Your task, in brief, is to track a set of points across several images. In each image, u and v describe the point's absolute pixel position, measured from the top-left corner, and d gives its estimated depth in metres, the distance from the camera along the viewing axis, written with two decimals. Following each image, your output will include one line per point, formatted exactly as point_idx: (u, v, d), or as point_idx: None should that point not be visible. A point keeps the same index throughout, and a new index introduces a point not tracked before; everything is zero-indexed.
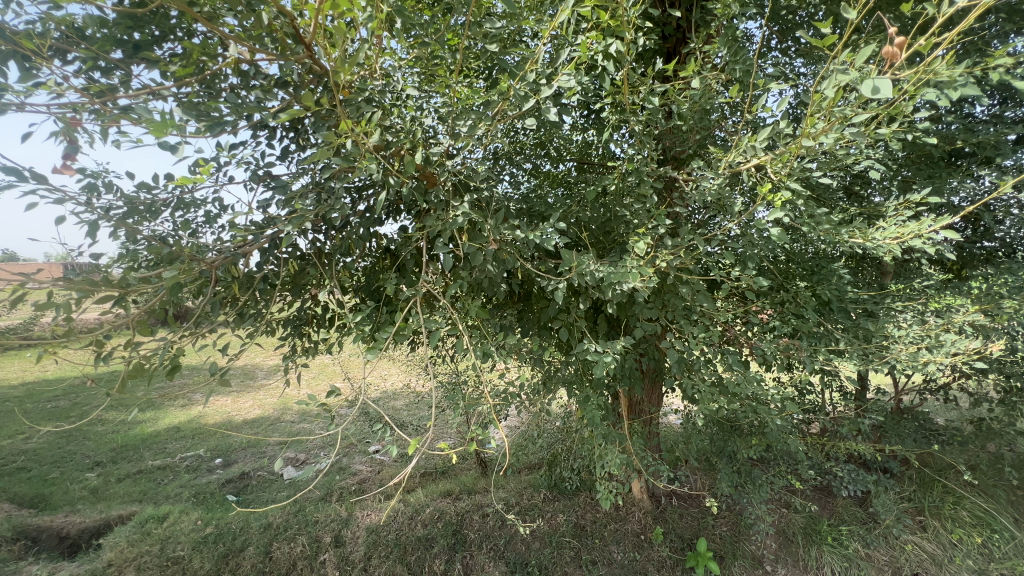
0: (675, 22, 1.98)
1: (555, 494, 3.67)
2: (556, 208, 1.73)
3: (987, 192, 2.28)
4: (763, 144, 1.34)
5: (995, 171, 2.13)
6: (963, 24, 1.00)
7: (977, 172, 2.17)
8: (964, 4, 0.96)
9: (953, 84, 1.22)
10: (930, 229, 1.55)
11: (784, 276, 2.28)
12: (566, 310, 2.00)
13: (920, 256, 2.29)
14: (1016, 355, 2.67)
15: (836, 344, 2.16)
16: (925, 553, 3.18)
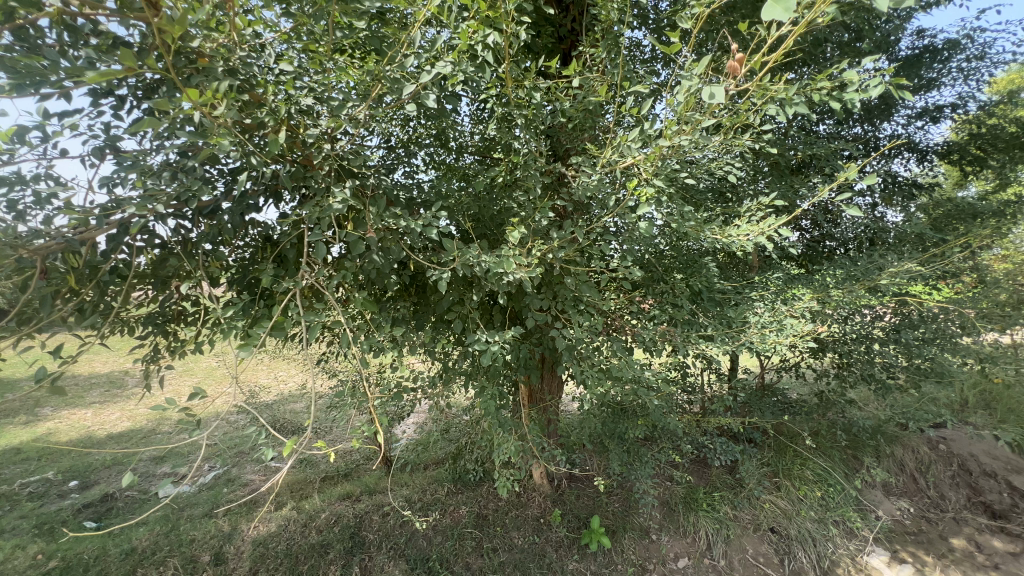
0: (568, 24, 2.12)
1: (459, 486, 3.69)
2: (446, 199, 1.72)
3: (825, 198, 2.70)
4: (632, 143, 1.44)
5: (828, 180, 2.52)
6: (785, 44, 1.12)
7: (816, 181, 2.55)
8: (787, 26, 1.09)
9: (789, 102, 1.39)
10: (771, 227, 1.79)
11: (663, 269, 2.52)
12: (460, 301, 2.01)
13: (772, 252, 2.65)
14: (844, 335, 3.20)
15: (705, 329, 2.42)
16: (778, 509, 3.69)
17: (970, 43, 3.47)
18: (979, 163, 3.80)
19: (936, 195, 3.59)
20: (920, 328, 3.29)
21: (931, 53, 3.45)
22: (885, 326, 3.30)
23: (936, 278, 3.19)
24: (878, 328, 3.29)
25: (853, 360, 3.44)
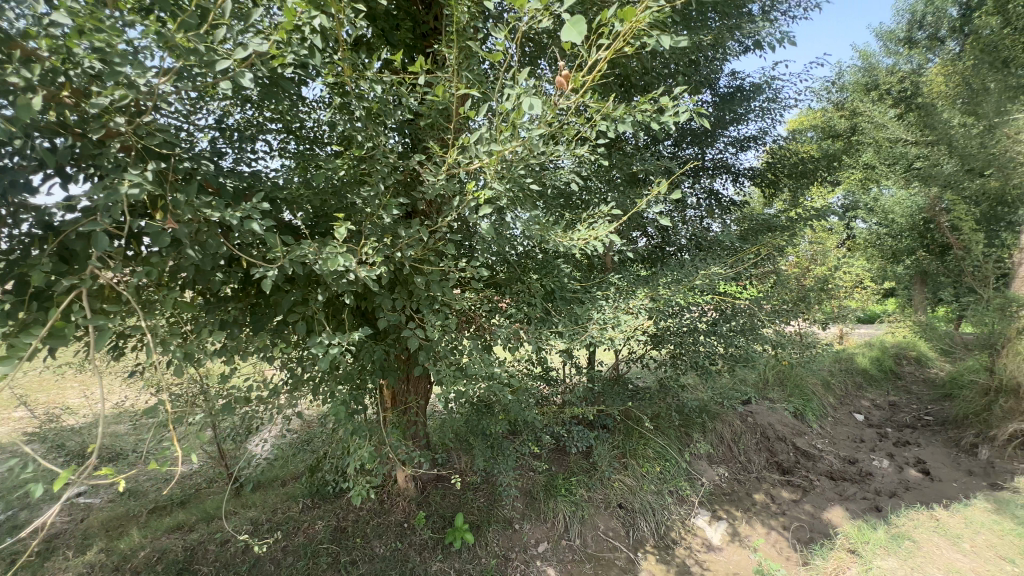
0: (431, 22, 2.19)
1: (317, 500, 3.44)
2: (281, 191, 1.59)
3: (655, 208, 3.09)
4: (470, 145, 1.47)
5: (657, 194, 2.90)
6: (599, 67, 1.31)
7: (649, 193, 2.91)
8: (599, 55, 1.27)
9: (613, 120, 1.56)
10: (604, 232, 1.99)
11: (520, 269, 2.65)
12: (303, 302, 1.87)
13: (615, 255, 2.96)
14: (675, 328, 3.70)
15: (556, 326, 2.59)
16: (625, 485, 4.12)
17: (768, 88, 4.25)
18: (773, 186, 4.67)
19: (743, 211, 4.35)
20: (730, 322, 3.97)
21: (740, 92, 4.15)
22: (709, 321, 3.89)
23: (742, 280, 3.85)
24: (703, 323, 3.87)
25: (684, 350, 4.00)
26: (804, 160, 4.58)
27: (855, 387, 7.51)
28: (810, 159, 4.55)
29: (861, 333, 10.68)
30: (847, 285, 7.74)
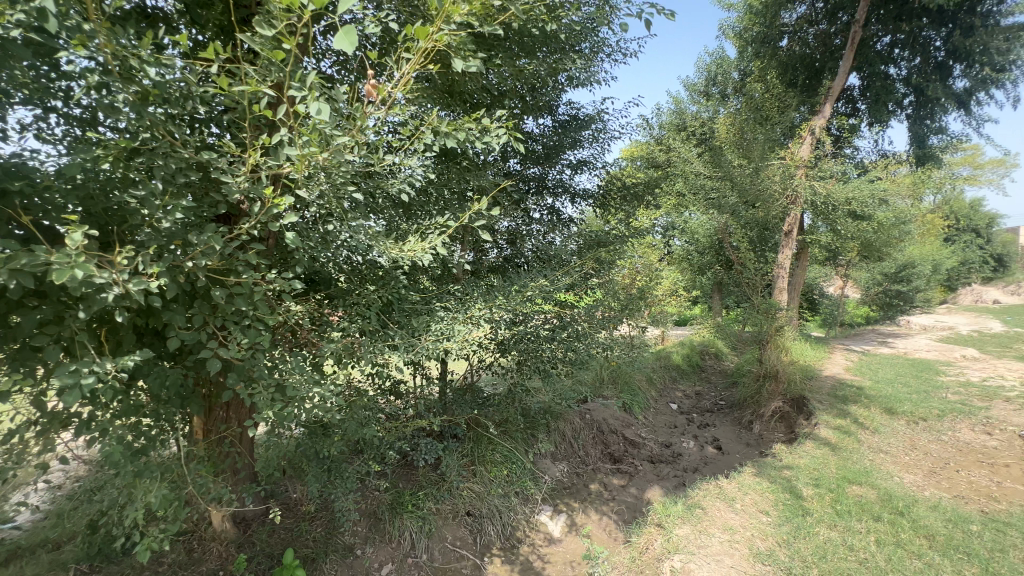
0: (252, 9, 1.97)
1: (101, 563, 2.83)
2: (16, 186, 1.28)
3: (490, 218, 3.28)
4: (273, 147, 1.35)
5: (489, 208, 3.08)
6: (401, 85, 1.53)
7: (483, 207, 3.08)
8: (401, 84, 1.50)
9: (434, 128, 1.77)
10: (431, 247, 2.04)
11: (356, 281, 2.55)
12: (55, 322, 1.51)
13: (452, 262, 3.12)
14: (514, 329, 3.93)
15: (392, 339, 2.54)
16: (473, 492, 4.19)
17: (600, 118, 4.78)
18: (608, 206, 5.26)
19: (584, 227, 4.81)
20: (572, 327, 4.36)
21: (576, 120, 4.60)
22: (550, 327, 4.22)
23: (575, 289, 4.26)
24: (545, 329, 4.19)
25: (527, 356, 4.26)
26: (629, 185, 5.24)
27: (671, 380, 8.84)
28: (635, 183, 5.23)
29: (677, 334, 12.63)
30: (664, 293, 9.09)
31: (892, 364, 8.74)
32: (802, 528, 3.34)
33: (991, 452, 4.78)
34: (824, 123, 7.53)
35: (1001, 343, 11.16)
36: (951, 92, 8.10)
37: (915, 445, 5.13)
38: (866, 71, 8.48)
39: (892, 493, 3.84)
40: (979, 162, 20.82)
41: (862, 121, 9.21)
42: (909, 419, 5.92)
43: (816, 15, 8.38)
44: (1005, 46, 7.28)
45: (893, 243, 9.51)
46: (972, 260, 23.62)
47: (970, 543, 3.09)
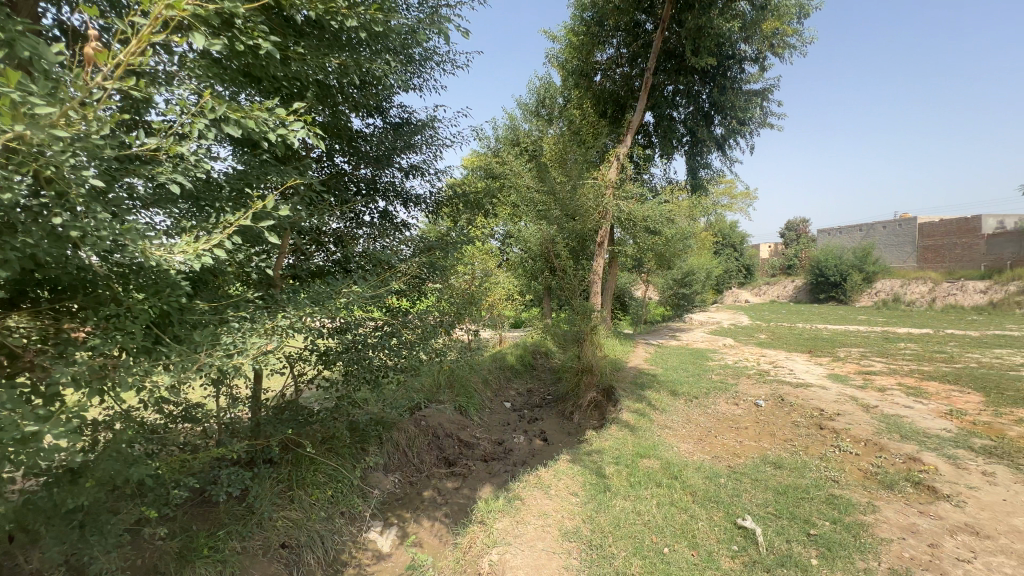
0: None
1: None
2: None
3: (297, 220, 3.03)
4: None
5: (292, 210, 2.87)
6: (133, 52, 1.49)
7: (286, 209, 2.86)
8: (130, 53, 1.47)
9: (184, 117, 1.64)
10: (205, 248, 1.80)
11: (119, 291, 2.09)
12: None
13: (247, 264, 2.82)
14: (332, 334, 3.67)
15: (167, 357, 2.16)
16: (289, 521, 3.79)
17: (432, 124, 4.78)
18: (442, 213, 5.30)
19: (420, 234, 4.74)
20: (404, 333, 4.28)
21: (406, 123, 4.53)
22: (379, 334, 4.07)
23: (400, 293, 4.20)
24: (373, 336, 4.02)
25: (354, 365, 4.02)
26: (465, 192, 5.34)
27: (505, 380, 9.33)
28: (469, 191, 5.37)
29: (513, 336, 13.40)
30: (499, 298, 9.56)
31: (678, 354, 10.62)
32: (603, 503, 3.82)
33: (737, 419, 6.14)
34: (627, 151, 8.81)
35: (748, 333, 14.45)
36: (713, 136, 10.25)
37: (690, 420, 6.30)
38: (657, 111, 10.21)
39: (670, 461, 4.65)
40: (735, 193, 26.74)
41: (655, 152, 11.05)
42: (687, 398, 7.26)
43: (620, 59, 9.79)
44: (745, 105, 9.50)
45: (678, 254, 11.60)
46: (732, 269, 30.20)
47: (719, 493, 3.90)
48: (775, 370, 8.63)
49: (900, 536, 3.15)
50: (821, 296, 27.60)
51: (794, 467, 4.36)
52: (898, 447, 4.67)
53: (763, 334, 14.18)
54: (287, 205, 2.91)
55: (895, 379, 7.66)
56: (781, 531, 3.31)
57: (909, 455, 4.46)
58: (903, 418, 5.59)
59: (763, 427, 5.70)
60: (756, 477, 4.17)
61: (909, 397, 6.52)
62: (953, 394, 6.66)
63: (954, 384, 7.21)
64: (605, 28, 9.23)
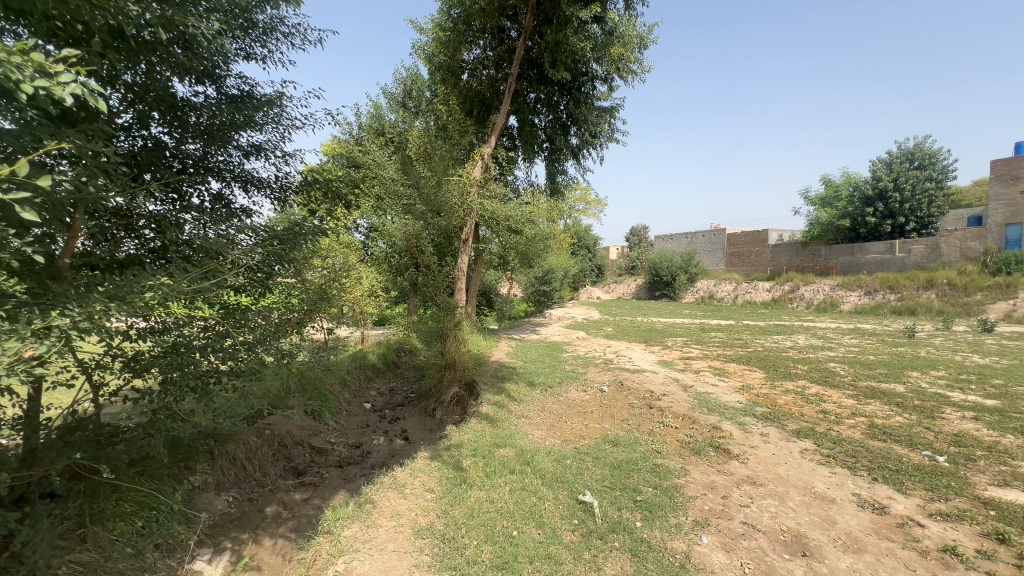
0: None
1: None
2: None
3: (88, 198, 2.48)
4: None
5: (76, 185, 2.34)
6: None
7: (68, 183, 2.32)
8: None
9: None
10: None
11: None
12: None
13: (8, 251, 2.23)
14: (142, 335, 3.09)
15: None
16: (81, 565, 3.04)
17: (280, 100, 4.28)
18: (293, 200, 4.82)
19: (266, 224, 4.25)
20: (243, 333, 3.81)
21: (246, 96, 4.00)
22: (209, 335, 3.54)
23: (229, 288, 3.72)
24: (202, 337, 3.49)
25: (174, 373, 3.38)
26: (320, 180, 4.91)
27: (366, 380, 8.91)
28: (326, 178, 4.97)
29: (376, 334, 12.85)
30: (359, 295, 9.07)
31: (537, 347, 11.28)
32: (459, 495, 3.90)
33: (584, 404, 6.76)
34: (491, 152, 9.05)
35: (597, 326, 16.02)
36: (569, 145, 11.08)
37: (544, 408, 6.75)
38: (520, 116, 10.69)
39: (524, 448, 4.92)
40: (589, 199, 29.31)
41: (518, 156, 11.57)
42: (542, 388, 7.76)
43: (487, 61, 10.10)
44: (596, 120, 10.45)
45: (539, 253, 12.31)
46: (586, 268, 33.08)
47: (564, 473, 4.25)
48: (617, 359, 9.70)
49: (703, 493, 3.78)
50: (657, 293, 31.81)
51: (627, 443, 4.95)
52: (705, 418, 5.61)
53: (610, 327, 15.83)
54: (70, 178, 2.36)
55: (706, 363, 9.18)
56: (614, 501, 3.73)
57: (712, 425, 5.38)
58: (710, 394, 6.73)
59: (605, 409, 6.37)
60: (596, 455, 4.63)
61: (715, 377, 7.88)
62: (745, 372, 8.23)
63: (746, 364, 8.91)
64: (471, 28, 9.41)
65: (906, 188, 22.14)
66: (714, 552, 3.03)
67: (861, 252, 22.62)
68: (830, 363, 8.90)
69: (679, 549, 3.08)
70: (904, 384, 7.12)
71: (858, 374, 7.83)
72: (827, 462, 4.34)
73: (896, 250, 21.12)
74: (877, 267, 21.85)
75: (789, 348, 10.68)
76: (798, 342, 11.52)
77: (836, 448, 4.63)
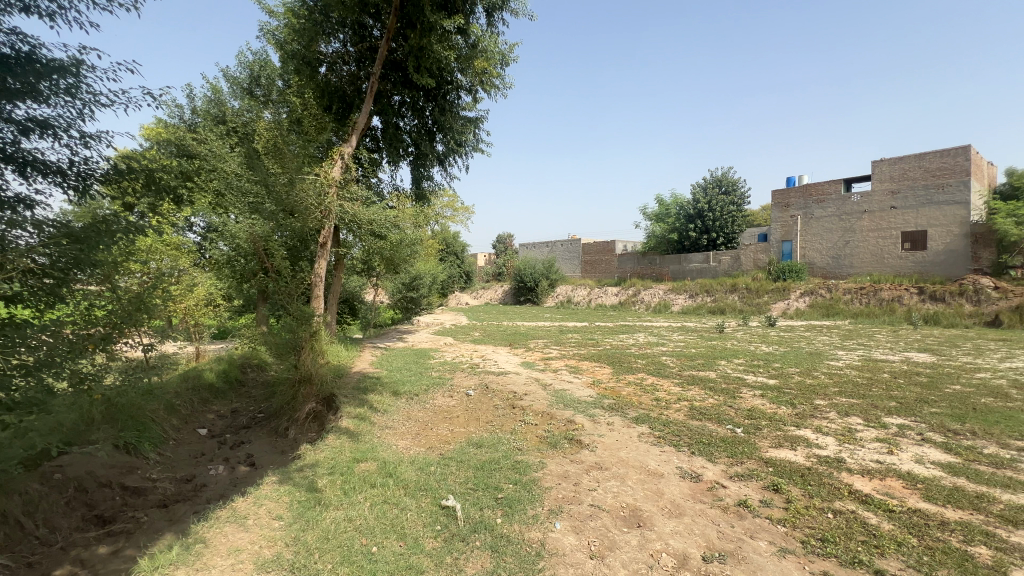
0: None
1: None
2: None
3: None
4: None
5: None
6: None
7: None
8: None
9: None
10: None
11: None
12: None
13: None
14: None
15: None
16: None
17: (76, 67, 3.51)
18: (97, 191, 3.98)
19: (55, 218, 3.45)
20: (16, 355, 3.01)
21: (23, 57, 3.19)
22: None
23: None
24: None
25: None
26: (136, 168, 4.13)
27: (200, 403, 7.72)
28: (145, 166, 4.21)
29: (214, 350, 11.21)
30: (192, 305, 7.82)
31: (403, 355, 10.99)
32: (312, 520, 3.63)
33: (450, 409, 6.79)
34: (352, 152, 8.61)
35: (465, 332, 16.20)
36: (435, 151, 11.08)
37: (409, 417, 6.62)
38: (383, 118, 10.33)
39: (386, 460, 4.76)
40: (456, 206, 29.60)
41: (382, 158, 11.20)
42: (408, 397, 7.59)
43: (347, 56, 9.62)
44: (461, 129, 10.63)
45: (405, 259, 12.01)
46: (455, 274, 33.25)
47: (428, 480, 4.22)
48: (484, 363, 9.94)
49: (557, 482, 4.08)
50: (521, 298, 33.34)
51: (490, 444, 5.11)
52: (561, 413, 6.07)
53: (477, 332, 16.14)
54: None
55: (564, 362, 9.92)
56: (476, 501, 3.81)
57: (567, 418, 5.84)
58: (566, 390, 7.30)
59: (470, 413, 6.49)
60: (460, 459, 4.70)
61: (571, 375, 8.57)
62: (596, 369, 9.10)
63: (597, 362, 9.86)
64: (330, 19, 8.92)
65: (717, 210, 27.00)
66: (566, 536, 3.29)
67: (685, 261, 26.72)
68: (663, 357, 10.31)
69: (535, 538, 3.27)
70: (715, 371, 8.59)
71: (682, 365, 9.22)
72: (658, 442, 5.02)
73: (711, 260, 25.40)
74: (697, 274, 26.01)
75: (632, 346, 12.11)
76: (639, 340, 13.12)
77: (665, 430, 5.39)
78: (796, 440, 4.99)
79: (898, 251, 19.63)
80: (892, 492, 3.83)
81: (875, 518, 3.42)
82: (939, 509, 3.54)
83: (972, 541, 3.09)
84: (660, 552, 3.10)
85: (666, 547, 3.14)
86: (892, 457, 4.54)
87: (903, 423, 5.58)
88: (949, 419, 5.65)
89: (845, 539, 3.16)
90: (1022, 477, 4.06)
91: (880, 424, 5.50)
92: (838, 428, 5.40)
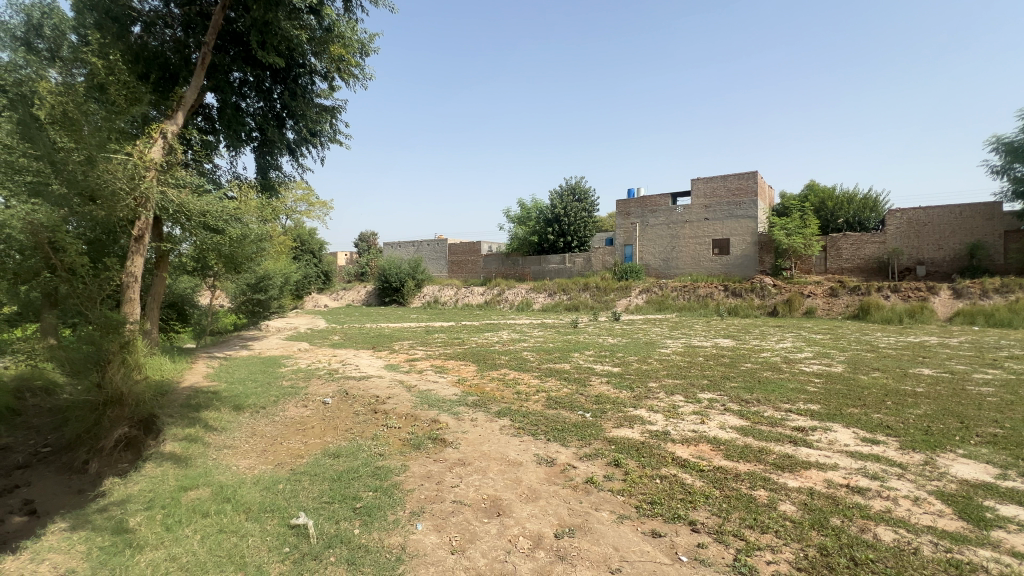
0: None
1: None
2: None
3: None
4: None
5: None
6: None
7: None
8: None
9: None
10: None
11: None
12: None
13: None
14: None
15: None
16: None
17: None
18: None
19: None
20: None
21: None
22: None
23: None
24: None
25: None
26: None
27: None
28: None
29: None
30: None
31: (247, 365, 9.77)
32: (120, 568, 3.06)
33: (304, 420, 6.23)
34: (175, 131, 7.35)
35: (323, 336, 15.03)
36: (284, 139, 10.08)
37: (254, 432, 5.92)
38: (219, 95, 9.05)
39: (223, 484, 4.18)
40: (312, 201, 27.33)
41: (219, 142, 9.77)
42: (253, 410, 6.78)
43: (169, 18, 8.38)
44: (316, 118, 9.83)
45: (251, 258, 10.61)
46: (311, 274, 30.53)
47: (275, 500, 3.83)
48: (343, 368, 9.35)
49: (419, 483, 4.04)
50: (386, 299, 32.06)
51: (348, 453, 4.82)
52: (424, 414, 6.00)
53: (336, 336, 15.09)
54: None
55: (430, 363, 9.82)
56: (331, 515, 3.58)
57: (431, 419, 5.80)
58: (430, 390, 7.25)
59: (327, 422, 6.04)
60: (314, 473, 4.35)
61: (436, 375, 8.55)
62: (461, 368, 9.21)
63: (461, 361, 9.98)
64: None
65: (571, 216, 29.51)
66: (427, 535, 3.28)
67: (544, 262, 28.68)
68: (524, 352, 10.86)
69: (395, 543, 3.19)
70: (569, 363, 9.34)
71: (541, 359, 9.84)
72: (517, 433, 5.28)
73: (567, 261, 27.65)
74: (556, 274, 28.03)
75: (495, 343, 12.53)
76: (502, 337, 13.64)
77: (525, 421, 5.70)
78: (633, 419, 5.69)
79: (710, 255, 23.72)
80: (703, 455, 4.61)
81: (690, 478, 4.08)
82: (734, 464, 4.37)
83: (754, 487, 3.88)
84: (517, 536, 3.28)
85: (523, 531, 3.33)
86: (703, 426, 5.46)
87: (712, 397, 6.75)
88: (743, 391, 7.00)
89: (668, 499, 3.72)
90: (788, 432, 5.23)
91: (696, 400, 6.57)
92: (665, 405, 6.31)
